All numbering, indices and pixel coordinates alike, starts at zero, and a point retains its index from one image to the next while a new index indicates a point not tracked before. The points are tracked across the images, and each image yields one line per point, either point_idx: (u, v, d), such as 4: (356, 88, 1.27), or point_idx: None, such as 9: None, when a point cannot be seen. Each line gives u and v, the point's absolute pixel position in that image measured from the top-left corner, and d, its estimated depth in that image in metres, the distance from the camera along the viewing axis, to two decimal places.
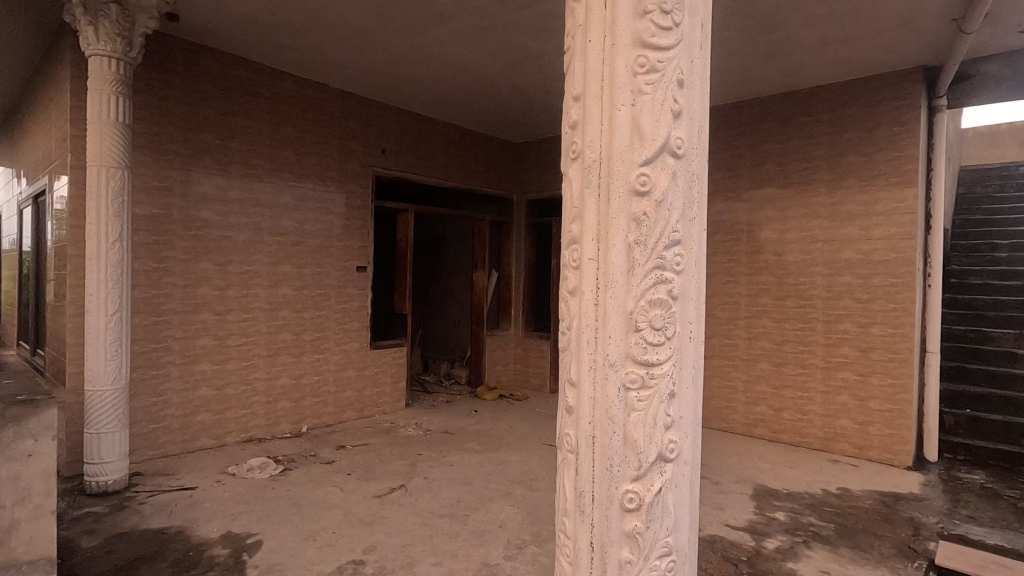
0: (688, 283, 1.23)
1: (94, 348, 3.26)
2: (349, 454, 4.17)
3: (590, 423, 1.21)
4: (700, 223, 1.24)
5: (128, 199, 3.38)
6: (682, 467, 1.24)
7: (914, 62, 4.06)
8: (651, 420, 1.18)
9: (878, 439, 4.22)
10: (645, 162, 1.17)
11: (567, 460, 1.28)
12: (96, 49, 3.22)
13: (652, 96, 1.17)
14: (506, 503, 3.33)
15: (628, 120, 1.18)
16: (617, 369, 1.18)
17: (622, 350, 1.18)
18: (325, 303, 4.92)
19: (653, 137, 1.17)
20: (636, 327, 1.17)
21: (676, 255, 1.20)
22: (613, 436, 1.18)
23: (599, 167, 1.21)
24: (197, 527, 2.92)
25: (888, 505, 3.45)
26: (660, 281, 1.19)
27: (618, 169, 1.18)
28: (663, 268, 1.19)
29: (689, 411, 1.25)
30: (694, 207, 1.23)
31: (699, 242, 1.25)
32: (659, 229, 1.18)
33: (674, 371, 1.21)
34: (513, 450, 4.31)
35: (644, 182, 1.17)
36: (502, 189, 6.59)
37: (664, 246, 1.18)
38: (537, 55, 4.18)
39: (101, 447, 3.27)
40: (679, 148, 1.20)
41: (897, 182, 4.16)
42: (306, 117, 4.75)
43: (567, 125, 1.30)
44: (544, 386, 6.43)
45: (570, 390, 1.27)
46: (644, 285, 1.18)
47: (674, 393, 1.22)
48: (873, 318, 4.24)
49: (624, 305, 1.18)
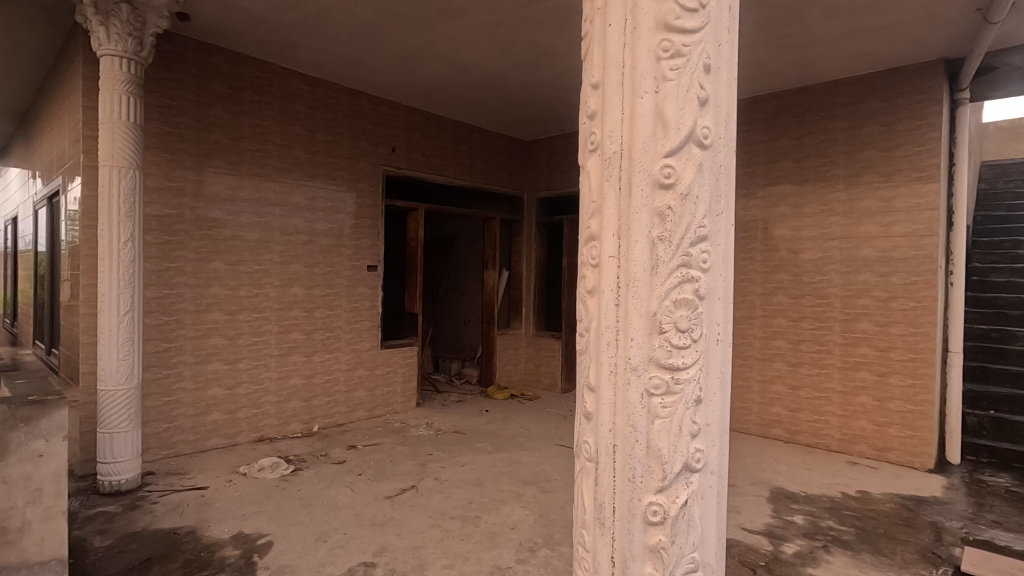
0: (715, 281, 1.18)
1: (106, 348, 3.27)
2: (360, 455, 4.15)
3: (611, 430, 1.17)
4: (727, 218, 1.19)
5: (139, 199, 3.38)
6: (708, 478, 1.19)
7: (935, 54, 3.96)
8: (676, 428, 1.13)
9: (898, 441, 4.13)
10: (670, 153, 1.12)
11: (586, 469, 1.24)
12: (107, 49, 3.22)
13: (677, 82, 1.12)
14: (518, 505, 3.29)
15: (650, 109, 1.13)
16: (640, 374, 1.13)
17: (645, 353, 1.13)
18: (336, 303, 4.90)
19: (677, 126, 1.12)
20: (660, 327, 1.12)
21: (702, 252, 1.15)
22: (636, 445, 1.13)
23: (620, 159, 1.17)
24: (209, 527, 2.91)
25: (910, 508, 3.36)
26: (685, 280, 1.13)
27: (640, 161, 1.13)
28: (689, 266, 1.14)
29: (717, 419, 1.19)
30: (722, 200, 1.18)
31: (726, 238, 1.19)
32: (684, 225, 1.13)
33: (700, 376, 1.16)
34: (524, 451, 4.26)
35: (669, 174, 1.12)
36: (513, 187, 6.54)
37: (689, 242, 1.13)
38: (548, 51, 4.13)
39: (113, 447, 3.28)
40: (706, 137, 1.15)
41: (918, 177, 4.06)
42: (317, 116, 4.74)
43: (585, 116, 1.26)
44: (556, 385, 6.38)
45: (589, 394, 1.23)
46: (668, 283, 1.13)
47: (701, 399, 1.16)
48: (893, 317, 4.14)
49: (647, 306, 1.13)
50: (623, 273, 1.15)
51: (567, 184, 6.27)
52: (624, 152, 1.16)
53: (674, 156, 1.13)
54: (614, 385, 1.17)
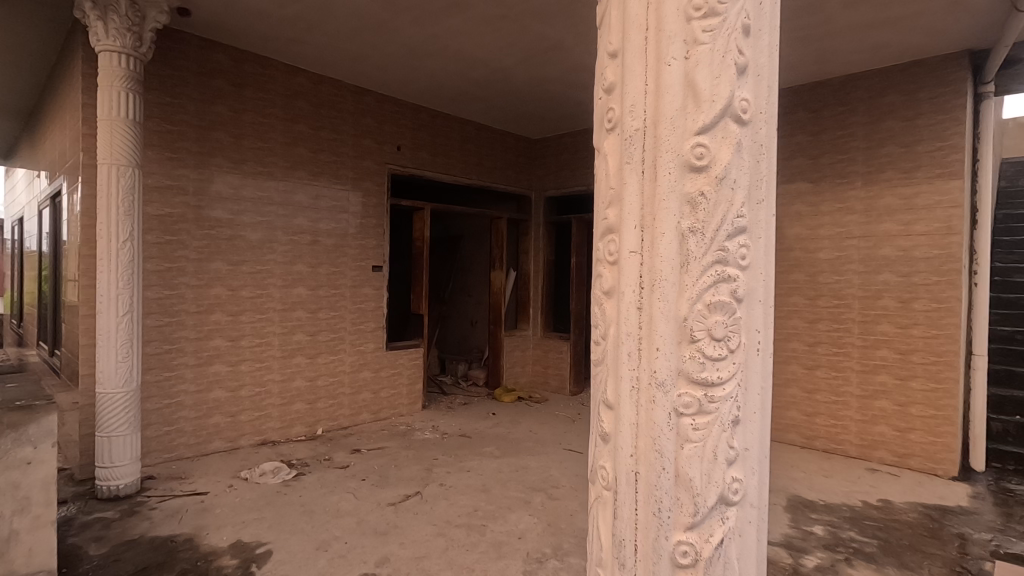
0: (754, 282, 1.07)
1: (105, 350, 3.20)
2: (364, 459, 4.06)
3: (632, 455, 1.07)
4: (768, 207, 1.08)
5: (138, 198, 3.31)
6: (747, 511, 1.08)
7: (959, 45, 3.81)
8: (709, 454, 1.03)
9: (920, 447, 3.98)
10: (701, 130, 1.02)
11: (603, 500, 1.14)
12: (105, 45, 3.15)
13: (711, 46, 1.02)
14: (525, 513, 3.19)
15: (679, 78, 1.03)
16: (667, 392, 1.03)
17: (674, 366, 1.03)
18: (340, 303, 4.82)
19: (711, 97, 1.02)
20: (692, 334, 1.02)
21: (740, 247, 1.05)
22: (662, 473, 1.03)
23: (642, 137, 1.06)
24: (207, 535, 2.83)
25: (935, 519, 3.22)
26: (722, 279, 1.03)
27: (668, 140, 1.03)
28: (725, 263, 1.04)
29: (756, 443, 1.09)
30: (762, 186, 1.07)
31: (766, 231, 1.08)
32: (719, 215, 1.02)
33: (737, 394, 1.05)
34: (531, 456, 4.15)
35: (701, 153, 1.02)
36: (520, 186, 6.44)
37: (724, 236, 1.03)
38: (556, 46, 4.02)
39: (112, 451, 3.21)
40: (745, 112, 1.04)
41: (940, 174, 3.91)
42: (321, 114, 4.66)
43: (602, 89, 1.17)
44: (564, 388, 6.27)
45: (607, 413, 1.13)
46: (702, 284, 1.02)
47: (738, 420, 1.06)
48: (914, 319, 3.99)
49: (676, 311, 1.03)
50: (648, 274, 1.04)
51: (576, 182, 6.16)
52: (648, 132, 1.05)
53: (707, 135, 1.02)
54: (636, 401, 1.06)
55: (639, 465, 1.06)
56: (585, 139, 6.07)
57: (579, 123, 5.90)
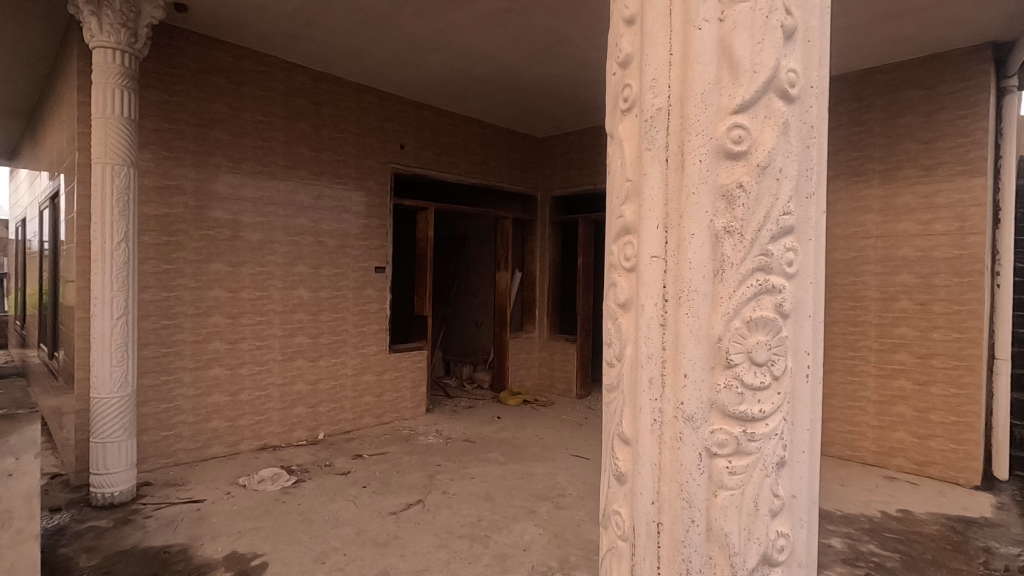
0: (801, 292, 0.98)
1: (99, 354, 3.12)
2: (365, 465, 3.96)
3: (653, 503, 0.97)
4: (818, 202, 0.99)
5: (134, 198, 3.23)
6: (794, 565, 1.00)
7: (982, 37, 3.66)
8: (750, 500, 0.94)
9: (940, 455, 3.84)
10: (738, 109, 0.92)
11: (618, 550, 1.05)
12: (99, 41, 3.08)
13: (752, 8, 0.92)
14: (531, 523, 3.08)
15: (714, 47, 0.93)
16: (697, 428, 0.93)
17: (707, 396, 0.93)
18: (342, 305, 4.73)
19: (752, 68, 0.92)
20: (727, 357, 0.93)
21: (786, 251, 0.95)
22: (690, 526, 0.93)
23: (666, 119, 0.96)
24: (201, 545, 2.74)
25: (959, 532, 3.08)
26: (764, 289, 0.94)
27: (699, 124, 0.93)
28: (767, 270, 0.94)
29: (802, 487, 1.00)
30: (811, 179, 0.98)
31: (816, 230, 0.99)
32: (761, 212, 0.93)
33: (784, 429, 0.96)
34: (537, 463, 4.04)
35: (739, 137, 0.92)
36: (526, 186, 6.33)
37: (768, 237, 0.94)
38: (563, 40, 3.91)
39: (107, 457, 3.13)
40: (793, 85, 0.95)
41: (962, 171, 3.76)
42: (322, 113, 4.58)
43: (619, 63, 1.07)
44: (571, 391, 6.16)
45: (623, 448, 1.04)
46: (740, 297, 0.93)
47: (783, 460, 0.97)
48: (935, 322, 3.85)
49: (708, 329, 0.93)
50: (674, 283, 0.94)
51: (582, 182, 6.04)
52: (674, 112, 0.95)
53: (747, 113, 0.93)
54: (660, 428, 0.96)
55: (660, 512, 0.96)
56: (593, 138, 5.95)
57: (586, 120, 5.79)
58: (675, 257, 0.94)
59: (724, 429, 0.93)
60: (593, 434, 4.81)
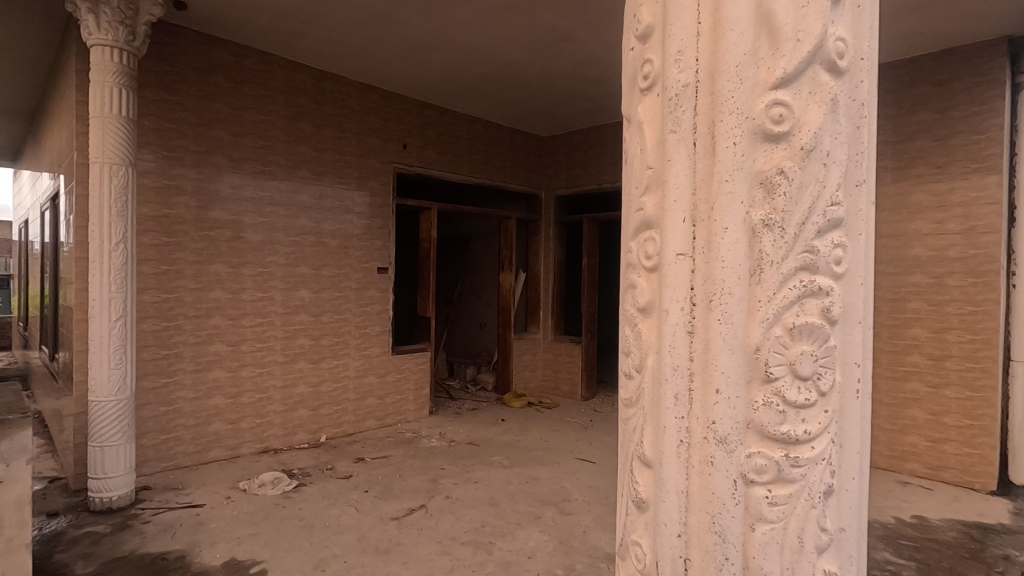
0: (850, 291, 0.91)
1: (97, 356, 3.07)
2: (368, 469, 3.90)
3: (679, 535, 0.92)
4: (867, 192, 0.92)
5: (132, 198, 3.18)
6: None
7: (996, 31, 3.58)
8: (793, 530, 0.88)
9: (955, 459, 3.76)
10: (778, 87, 0.86)
11: None
12: (97, 38, 3.04)
13: None
14: (536, 529, 3.01)
15: (750, 21, 0.87)
16: (731, 451, 0.87)
17: (743, 413, 0.87)
18: (344, 306, 4.68)
19: (795, 40, 0.86)
20: (767, 367, 0.86)
21: (834, 246, 0.89)
22: (723, 560, 0.87)
23: (693, 99, 0.90)
24: (200, 552, 2.69)
25: (975, 539, 3.00)
26: (809, 290, 0.88)
27: (732, 107, 0.87)
28: (812, 268, 0.88)
29: (850, 517, 0.93)
30: (861, 167, 0.91)
31: (865, 221, 0.92)
32: (805, 203, 0.87)
33: (833, 453, 0.90)
34: (542, 467, 3.97)
35: (779, 117, 0.86)
36: (530, 185, 6.26)
37: (814, 232, 0.87)
38: (567, 37, 3.84)
39: (105, 462, 3.08)
40: (841, 55, 0.88)
41: (977, 169, 3.68)
42: (324, 112, 4.53)
43: (639, 39, 1.02)
44: (575, 393, 6.09)
45: (644, 471, 0.99)
46: (782, 300, 0.87)
47: (830, 489, 0.91)
48: (949, 323, 3.76)
49: (744, 339, 0.87)
50: (706, 284, 0.88)
51: (587, 181, 5.97)
52: (703, 89, 0.89)
53: (789, 89, 0.87)
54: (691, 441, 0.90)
55: (687, 540, 0.91)
56: (598, 136, 5.88)
57: (591, 119, 5.72)
58: (705, 256, 0.89)
59: (764, 447, 0.87)
60: (598, 437, 4.74)
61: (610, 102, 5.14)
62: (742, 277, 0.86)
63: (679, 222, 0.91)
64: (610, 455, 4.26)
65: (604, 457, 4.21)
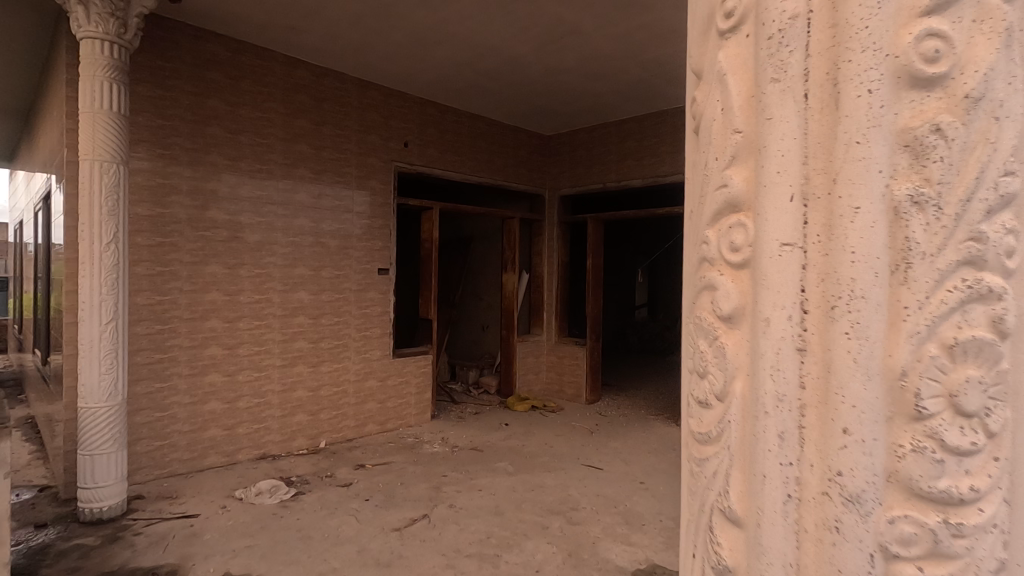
0: None
1: (87, 361, 2.96)
2: (368, 476, 3.79)
3: None
4: None
5: (124, 196, 3.07)
6: None
7: None
8: None
9: None
10: (930, 11, 0.65)
11: None
12: (87, 31, 2.93)
13: None
14: (543, 540, 2.89)
15: None
16: (860, 518, 0.65)
17: (879, 464, 0.65)
18: (344, 309, 4.57)
19: None
20: (917, 401, 0.64)
21: (1012, 232, 0.66)
22: None
23: (800, 33, 0.69)
24: (193, 566, 2.57)
25: None
26: (978, 295, 0.65)
27: (860, 46, 0.66)
28: (982, 264, 0.65)
29: None
30: None
31: None
32: (971, 174, 0.65)
33: (1007, 523, 0.67)
34: (548, 474, 3.86)
35: (932, 52, 0.65)
36: (534, 185, 6.15)
37: (986, 213, 0.65)
38: (573, 30, 3.72)
39: (95, 470, 2.97)
40: None
41: None
42: (323, 109, 4.42)
43: None
44: (580, 396, 5.98)
45: (725, 536, 0.77)
46: (938, 309, 0.65)
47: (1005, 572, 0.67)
48: None
49: (880, 363, 0.65)
50: (826, 283, 0.67)
51: (592, 180, 5.86)
52: (816, 22, 0.69)
53: (946, 13, 0.65)
54: (799, 490, 0.69)
55: None
56: (602, 135, 5.77)
57: (595, 117, 5.60)
58: (824, 246, 0.68)
59: (911, 504, 0.65)
60: (604, 442, 4.62)
61: (616, 99, 5.03)
62: (882, 275, 0.65)
63: (784, 202, 0.70)
64: (618, 461, 4.14)
65: (612, 464, 4.09)
